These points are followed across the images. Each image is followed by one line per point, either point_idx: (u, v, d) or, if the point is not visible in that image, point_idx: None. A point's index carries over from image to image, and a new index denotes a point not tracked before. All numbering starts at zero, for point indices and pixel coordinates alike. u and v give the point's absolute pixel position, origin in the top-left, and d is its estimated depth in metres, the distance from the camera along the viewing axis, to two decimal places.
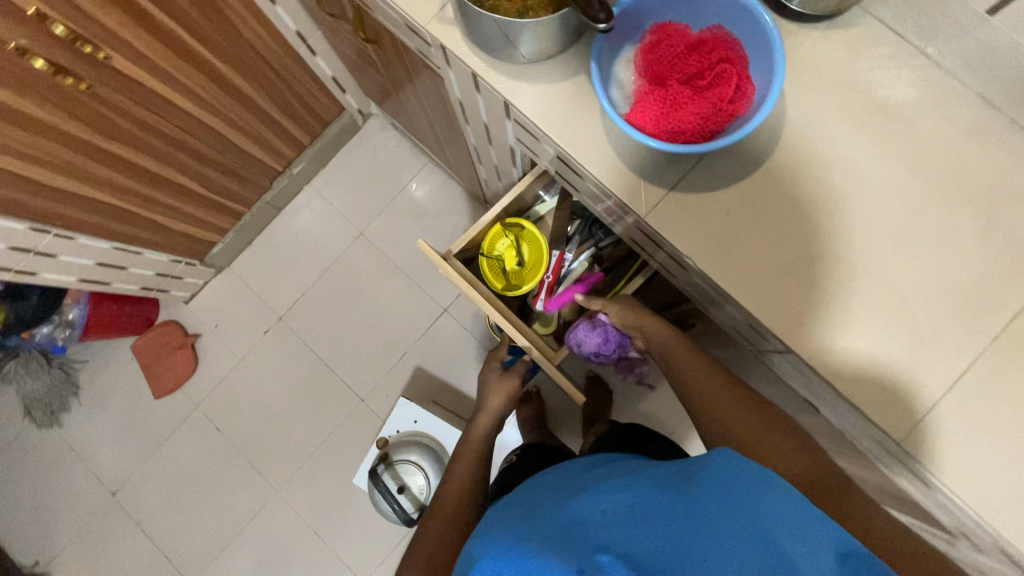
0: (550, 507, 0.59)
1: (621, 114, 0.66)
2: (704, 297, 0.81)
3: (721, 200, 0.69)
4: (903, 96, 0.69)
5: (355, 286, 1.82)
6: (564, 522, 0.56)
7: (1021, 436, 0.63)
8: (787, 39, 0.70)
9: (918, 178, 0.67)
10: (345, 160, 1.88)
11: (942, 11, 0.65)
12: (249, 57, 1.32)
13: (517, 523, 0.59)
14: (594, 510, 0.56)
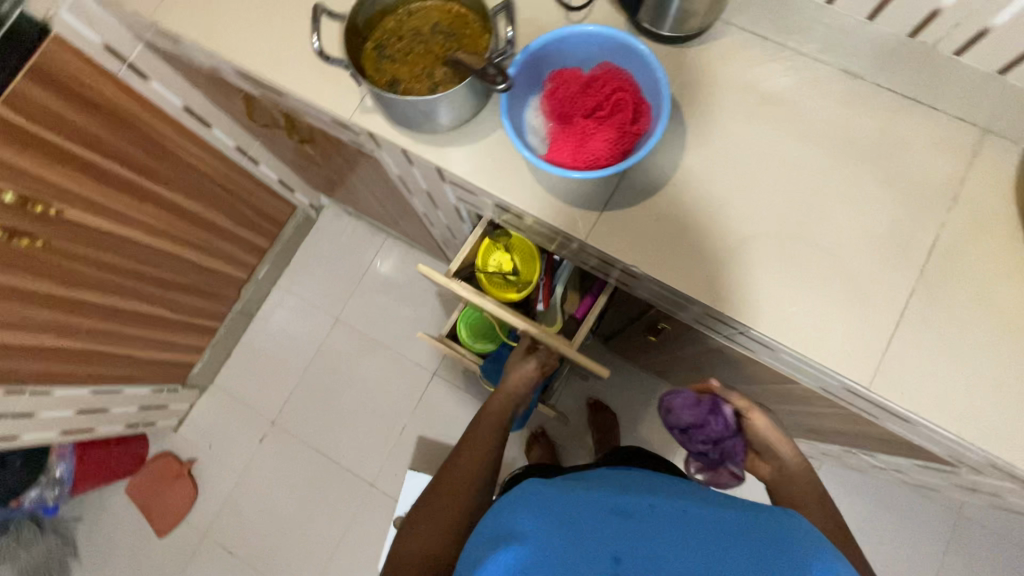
0: (601, 498, 0.60)
1: (540, 157, 0.74)
2: (666, 302, 0.85)
3: (650, 209, 0.75)
4: (780, 84, 0.78)
5: (341, 371, 1.82)
6: (612, 513, 0.57)
7: (972, 353, 0.68)
8: (669, 59, 0.80)
9: (814, 149, 0.75)
10: (307, 254, 1.93)
11: (789, 9, 0.75)
12: (195, 180, 1.38)
13: (564, 499, 0.59)
14: (645, 513, 0.57)
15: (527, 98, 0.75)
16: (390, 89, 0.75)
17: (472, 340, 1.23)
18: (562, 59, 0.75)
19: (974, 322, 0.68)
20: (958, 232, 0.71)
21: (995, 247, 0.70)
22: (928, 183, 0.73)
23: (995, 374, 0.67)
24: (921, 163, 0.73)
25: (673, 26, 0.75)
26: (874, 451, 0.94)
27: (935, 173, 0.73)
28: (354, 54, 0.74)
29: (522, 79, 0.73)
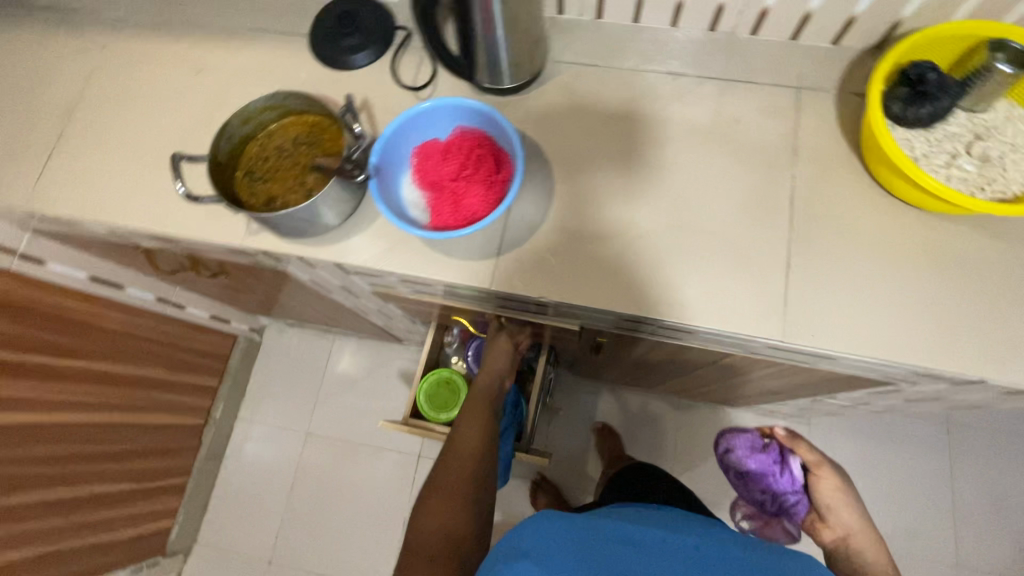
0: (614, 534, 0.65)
1: (425, 227, 0.77)
2: (613, 324, 0.84)
3: (541, 241, 0.80)
4: (618, 99, 0.86)
5: (327, 485, 1.75)
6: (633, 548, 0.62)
7: (857, 278, 0.73)
8: (517, 106, 0.87)
9: (665, 146, 0.82)
10: (261, 378, 1.89)
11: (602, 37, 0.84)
12: (121, 343, 1.36)
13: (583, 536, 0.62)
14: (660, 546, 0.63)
15: (398, 177, 0.80)
16: (269, 207, 0.78)
17: (435, 411, 1.23)
18: (419, 134, 0.80)
19: (850, 252, 0.74)
20: (807, 180, 0.78)
21: (843, 183, 0.77)
22: (770, 146, 0.81)
23: (883, 291, 0.73)
24: (756, 131, 0.82)
25: (511, 76, 0.84)
26: (831, 393, 0.98)
27: (771, 135, 0.81)
28: (226, 186, 0.78)
29: (388, 164, 0.78)
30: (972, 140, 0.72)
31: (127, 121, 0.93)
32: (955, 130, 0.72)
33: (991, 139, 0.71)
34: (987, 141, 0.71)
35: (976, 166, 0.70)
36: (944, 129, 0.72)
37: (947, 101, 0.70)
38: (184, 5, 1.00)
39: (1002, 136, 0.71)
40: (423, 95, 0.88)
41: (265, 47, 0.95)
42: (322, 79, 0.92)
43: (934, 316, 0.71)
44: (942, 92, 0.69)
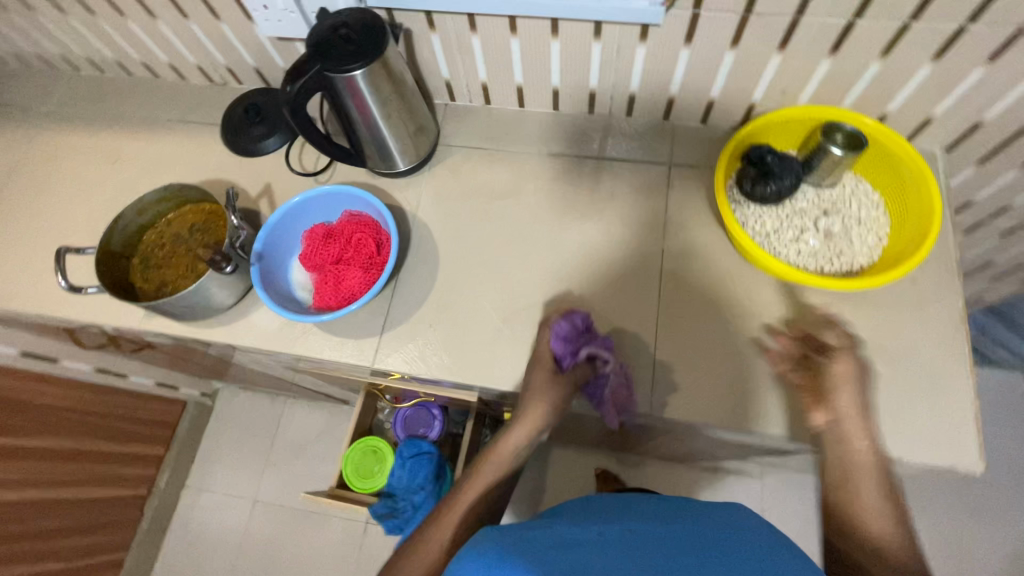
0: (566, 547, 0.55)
1: (308, 308, 0.80)
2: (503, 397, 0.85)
3: (423, 319, 0.82)
4: (504, 180, 0.90)
5: (270, 557, 1.70)
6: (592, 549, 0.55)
7: (722, 351, 0.76)
8: (409, 188, 0.91)
9: (545, 224, 0.86)
10: (211, 444, 1.87)
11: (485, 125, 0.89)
12: (48, 416, 1.36)
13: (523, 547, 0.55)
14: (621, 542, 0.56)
15: (286, 260, 0.83)
16: (159, 293, 0.81)
17: (360, 481, 1.22)
18: (307, 220, 0.84)
19: (714, 325, 0.77)
20: (677, 255, 0.82)
21: (708, 257, 0.81)
22: (642, 221, 0.84)
23: (747, 364, 0.75)
24: (630, 208, 0.86)
25: (398, 161, 0.88)
26: (737, 458, 0.98)
27: (644, 213, 0.85)
28: (117, 276, 0.81)
29: (273, 250, 0.81)
30: (818, 215, 0.78)
31: (49, 208, 0.99)
32: (804, 206, 0.79)
33: (834, 213, 0.78)
34: (831, 216, 0.78)
35: (821, 240, 0.77)
36: (794, 204, 0.79)
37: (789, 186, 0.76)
38: (111, 100, 1.07)
39: (844, 210, 0.78)
40: (321, 179, 0.93)
41: (181, 136, 1.01)
42: (229, 165, 0.97)
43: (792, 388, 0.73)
44: (784, 179, 0.75)
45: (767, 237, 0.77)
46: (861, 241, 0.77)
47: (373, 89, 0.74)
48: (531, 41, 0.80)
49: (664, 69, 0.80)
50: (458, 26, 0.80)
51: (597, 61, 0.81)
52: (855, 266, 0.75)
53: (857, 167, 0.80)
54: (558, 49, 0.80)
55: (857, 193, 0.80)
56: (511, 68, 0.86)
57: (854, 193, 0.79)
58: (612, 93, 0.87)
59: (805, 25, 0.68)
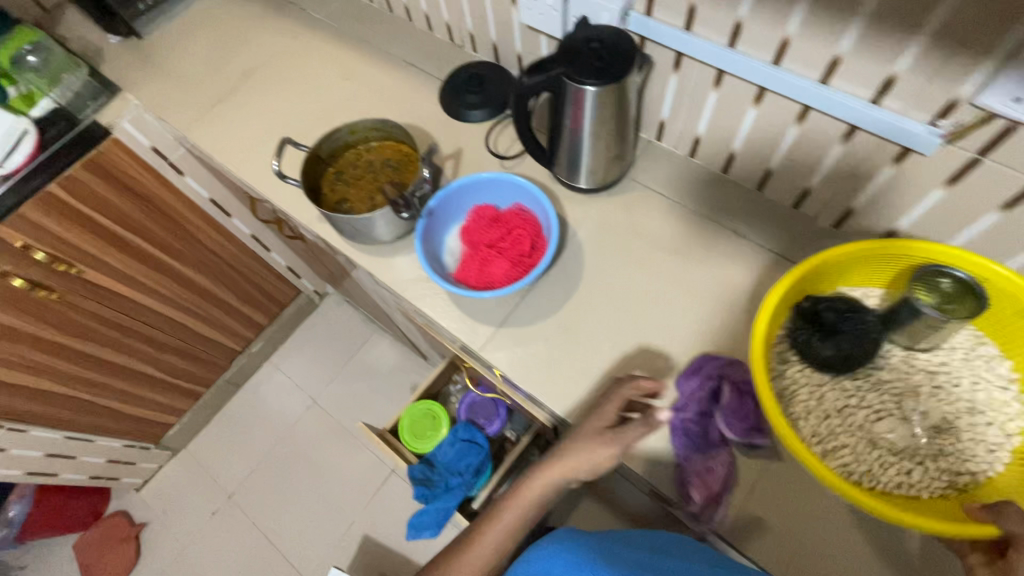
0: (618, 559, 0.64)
1: (449, 275, 0.84)
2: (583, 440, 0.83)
3: (541, 331, 0.82)
4: (673, 234, 0.87)
5: (306, 454, 1.85)
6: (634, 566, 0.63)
7: (833, 515, 0.67)
8: (580, 205, 0.92)
9: (696, 296, 0.82)
10: (303, 336, 2.07)
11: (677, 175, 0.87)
12: (207, 257, 1.58)
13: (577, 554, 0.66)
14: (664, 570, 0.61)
15: (448, 223, 0.88)
16: (338, 207, 0.90)
17: (410, 437, 1.27)
18: (480, 196, 0.88)
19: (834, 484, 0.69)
20: None
21: None
22: None
23: (856, 543, 0.66)
24: None
25: (584, 177, 0.89)
26: None
27: None
28: (314, 177, 0.91)
29: (442, 211, 0.86)
30: (913, 389, 0.68)
31: (284, 98, 1.13)
32: (883, 370, 0.70)
33: (934, 389, 0.68)
34: (934, 394, 0.67)
35: (884, 423, 0.66)
36: (873, 373, 0.70)
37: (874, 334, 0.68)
38: (367, 26, 1.19)
39: (952, 384, 0.67)
40: (507, 163, 0.97)
41: (407, 78, 1.11)
42: (435, 119, 1.04)
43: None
44: (847, 339, 0.67)
45: (823, 422, 0.67)
46: (976, 437, 0.64)
47: (597, 107, 0.75)
48: (770, 118, 0.75)
49: (904, 200, 0.71)
50: (703, 77, 0.78)
51: (830, 164, 0.74)
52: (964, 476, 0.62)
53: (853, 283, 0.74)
54: (794, 136, 0.75)
55: (971, 357, 0.68)
56: (734, 134, 0.82)
57: (964, 364, 0.68)
58: (829, 199, 0.79)
59: None
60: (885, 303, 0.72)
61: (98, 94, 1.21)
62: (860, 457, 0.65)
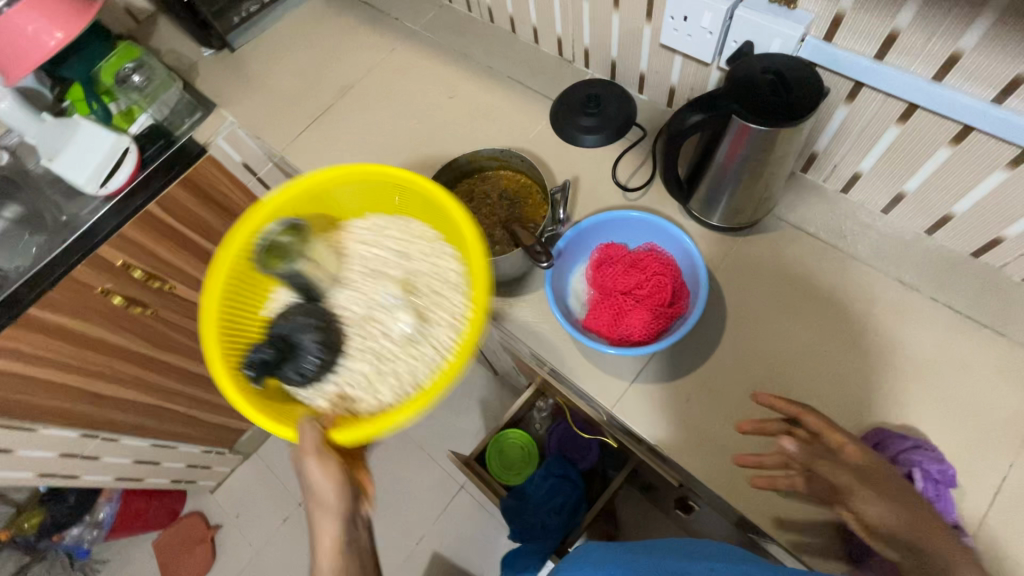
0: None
1: (577, 322, 0.78)
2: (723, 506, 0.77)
3: (682, 389, 0.75)
4: (827, 284, 0.78)
5: (374, 464, 1.84)
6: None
7: None
8: (716, 244, 0.84)
9: (859, 356, 0.73)
10: None
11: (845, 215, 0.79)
12: None
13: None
14: None
15: (573, 263, 0.82)
16: None
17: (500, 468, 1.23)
18: (610, 236, 0.82)
19: None
20: None
21: None
22: (994, 418, 0.67)
23: None
24: (979, 391, 0.69)
25: (725, 214, 0.81)
26: None
27: (997, 403, 0.68)
28: None
29: (570, 252, 0.80)
30: (341, 311, 0.74)
31: (384, 116, 1.08)
32: (336, 319, 0.73)
33: (365, 302, 0.75)
34: (342, 318, 0.74)
35: (371, 240, 0.81)
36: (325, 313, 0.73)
37: (302, 341, 0.68)
38: (467, 38, 1.13)
39: (337, 291, 0.76)
40: (631, 195, 0.89)
41: (513, 96, 1.04)
42: (547, 143, 0.98)
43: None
44: (288, 325, 0.69)
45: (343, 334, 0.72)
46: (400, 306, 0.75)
47: (764, 145, 0.66)
48: (971, 159, 0.65)
49: None
50: (887, 110, 0.68)
51: None
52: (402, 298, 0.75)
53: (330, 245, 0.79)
54: (1000, 181, 0.64)
55: (340, 280, 0.77)
56: (912, 173, 0.72)
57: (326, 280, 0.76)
58: None
59: None
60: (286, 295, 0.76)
61: (194, 110, 1.19)
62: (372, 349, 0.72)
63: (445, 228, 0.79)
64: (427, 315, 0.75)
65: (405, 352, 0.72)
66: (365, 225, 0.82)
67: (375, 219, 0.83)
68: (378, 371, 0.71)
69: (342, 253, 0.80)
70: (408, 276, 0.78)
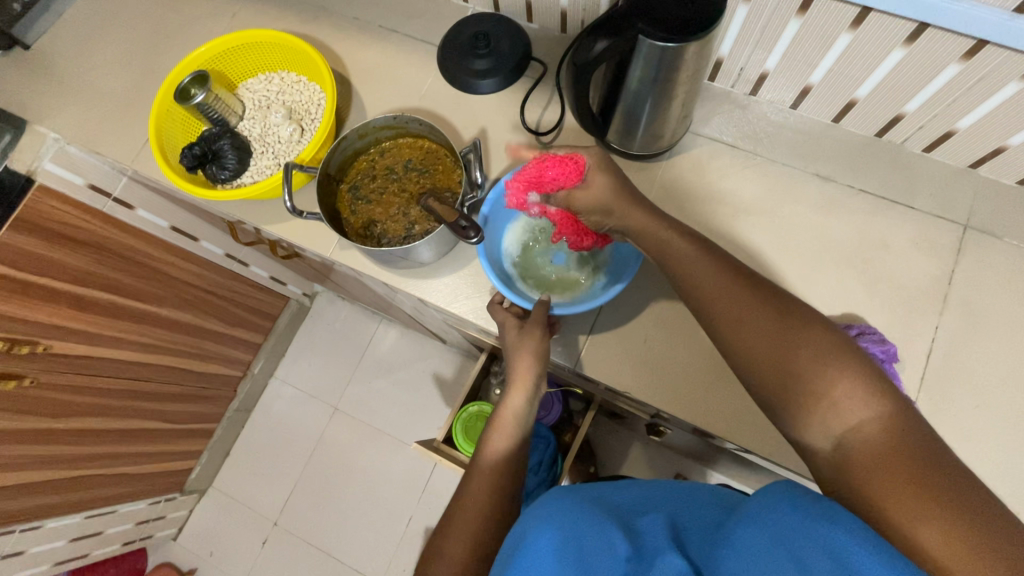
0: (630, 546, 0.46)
1: (521, 287, 0.74)
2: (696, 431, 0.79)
3: (638, 329, 0.74)
4: (753, 192, 0.78)
5: (343, 462, 1.76)
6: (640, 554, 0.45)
7: (980, 462, 0.66)
8: (642, 174, 0.80)
9: (794, 258, 0.75)
10: (304, 342, 1.90)
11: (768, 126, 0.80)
12: (185, 290, 1.37)
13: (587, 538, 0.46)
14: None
15: (502, 226, 0.76)
16: (367, 231, 0.76)
17: (469, 444, 1.22)
18: None
19: (982, 433, 0.67)
20: (953, 336, 0.70)
21: (986, 350, 0.69)
22: (917, 287, 0.72)
23: (1006, 484, 0.66)
24: (901, 266, 0.73)
25: (644, 143, 0.77)
26: None
27: (917, 274, 0.73)
28: (330, 199, 0.76)
29: (497, 213, 0.74)
30: (269, 129, 0.83)
31: None
32: (258, 158, 0.81)
33: (267, 132, 0.83)
34: (265, 104, 0.85)
35: (274, 120, 0.83)
36: (312, 121, 0.82)
37: (224, 148, 0.79)
38: None
39: (286, 102, 0.84)
40: (545, 139, 0.84)
41: (392, 49, 0.91)
42: (444, 98, 0.88)
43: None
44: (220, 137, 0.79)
45: (258, 146, 0.82)
46: (290, 98, 0.84)
47: (674, 65, 0.62)
48: (868, 42, 0.65)
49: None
50: (783, 6, 0.65)
51: (939, 85, 0.66)
52: (291, 108, 0.83)
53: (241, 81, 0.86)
54: (896, 61, 0.65)
55: (290, 87, 0.84)
56: (813, 66, 0.71)
57: (280, 86, 0.85)
58: (926, 122, 0.71)
59: None
60: (232, 101, 0.82)
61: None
62: (271, 142, 0.82)
63: (315, 72, 0.83)
64: (305, 130, 0.81)
65: (288, 156, 0.81)
66: (260, 85, 0.86)
67: (266, 75, 0.86)
68: (276, 154, 0.81)
69: (241, 102, 0.85)
70: (291, 109, 0.83)
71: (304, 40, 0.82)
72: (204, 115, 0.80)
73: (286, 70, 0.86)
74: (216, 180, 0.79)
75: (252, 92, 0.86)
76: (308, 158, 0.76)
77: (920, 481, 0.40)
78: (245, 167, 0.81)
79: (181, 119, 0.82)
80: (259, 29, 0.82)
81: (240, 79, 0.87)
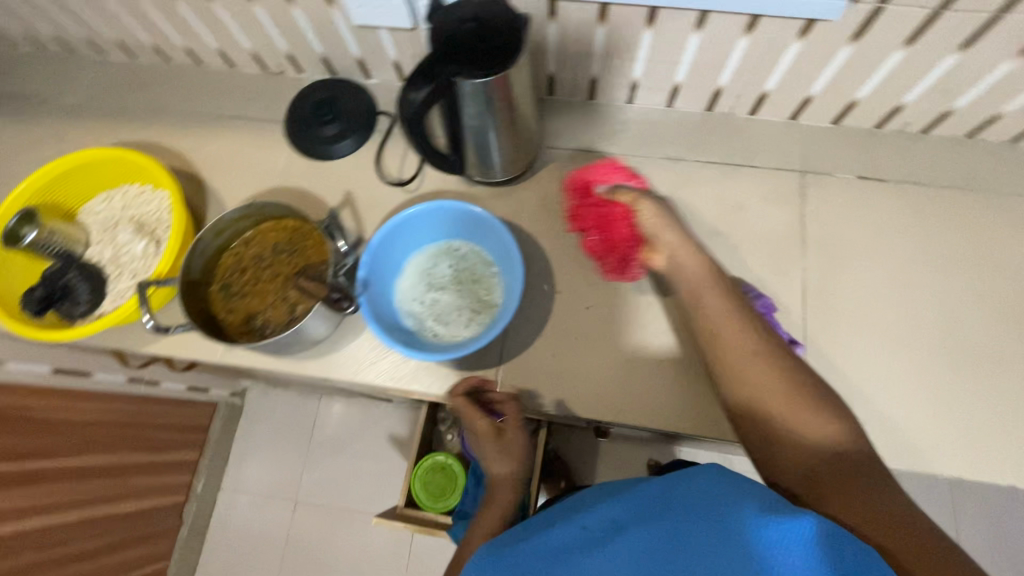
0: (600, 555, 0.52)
1: (422, 338, 0.73)
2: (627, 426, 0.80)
3: (543, 347, 0.75)
4: None
5: (317, 556, 1.65)
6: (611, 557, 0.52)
7: (870, 380, 0.72)
8: (510, 198, 0.82)
9: None
10: (244, 443, 1.77)
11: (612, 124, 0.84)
12: (90, 432, 1.25)
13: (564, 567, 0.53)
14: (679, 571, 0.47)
15: (387, 282, 0.75)
16: (250, 325, 0.73)
17: (432, 499, 1.18)
18: (408, 236, 0.75)
19: (867, 354, 0.73)
20: (819, 273, 0.76)
21: (848, 278, 0.76)
22: (778, 237, 0.78)
23: (896, 393, 0.72)
24: (759, 221, 0.79)
25: (503, 167, 0.79)
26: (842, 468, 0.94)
27: (774, 225, 0.79)
28: (201, 303, 0.72)
29: (378, 272, 0.73)
30: (120, 249, 0.78)
31: None
32: (114, 282, 0.76)
33: (119, 252, 0.78)
34: (111, 223, 0.80)
35: (124, 238, 0.78)
36: (164, 230, 0.77)
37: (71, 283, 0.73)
38: (150, 88, 0.93)
39: (134, 216, 0.79)
40: (412, 186, 0.84)
41: (237, 135, 0.89)
42: (301, 170, 0.87)
43: (959, 417, 0.70)
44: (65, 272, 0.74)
45: (112, 269, 0.77)
46: (136, 210, 0.79)
47: (501, 95, 0.64)
48: (668, 34, 0.70)
49: (816, 66, 0.71)
50: (586, 18, 0.70)
51: (739, 58, 0.72)
52: (140, 222, 0.78)
53: (80, 205, 0.81)
54: (698, 44, 0.71)
55: (134, 200, 0.80)
56: (633, 62, 0.76)
57: (123, 201, 0.80)
58: (743, 90, 0.78)
59: (1002, 25, 0.60)
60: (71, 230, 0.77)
61: None
62: (126, 261, 0.77)
63: (157, 179, 0.79)
64: (159, 240, 0.77)
65: (147, 273, 0.76)
66: (102, 205, 0.81)
67: (105, 193, 0.82)
68: (133, 274, 0.76)
69: (85, 228, 0.80)
70: (141, 222, 0.78)
71: (137, 150, 0.78)
72: (42, 254, 0.75)
73: (127, 184, 0.81)
74: (71, 319, 0.74)
75: (95, 214, 0.81)
76: (167, 268, 0.72)
77: (864, 496, 0.48)
78: (103, 296, 0.75)
79: (22, 266, 0.76)
80: (83, 151, 0.77)
81: (78, 203, 0.82)
